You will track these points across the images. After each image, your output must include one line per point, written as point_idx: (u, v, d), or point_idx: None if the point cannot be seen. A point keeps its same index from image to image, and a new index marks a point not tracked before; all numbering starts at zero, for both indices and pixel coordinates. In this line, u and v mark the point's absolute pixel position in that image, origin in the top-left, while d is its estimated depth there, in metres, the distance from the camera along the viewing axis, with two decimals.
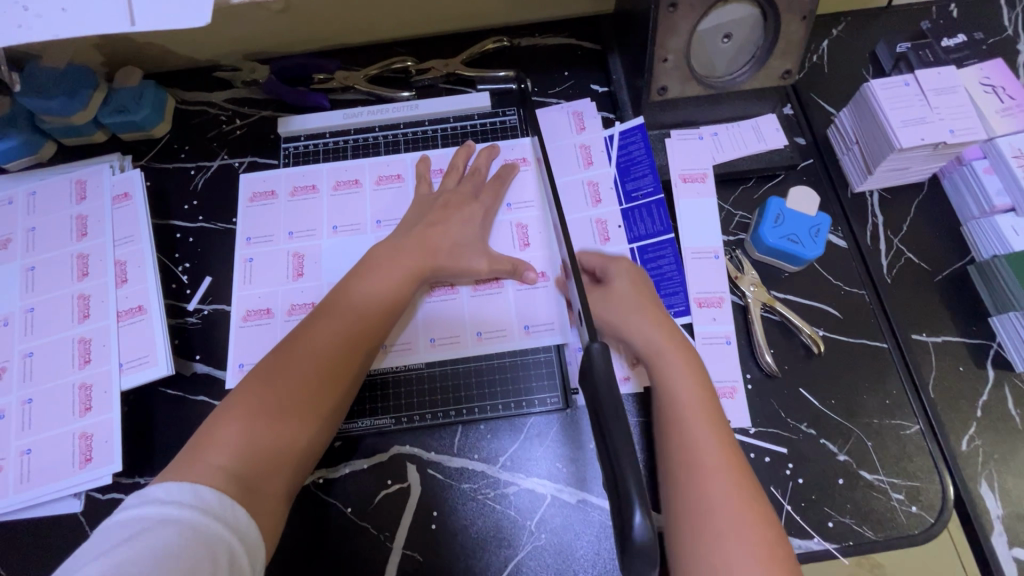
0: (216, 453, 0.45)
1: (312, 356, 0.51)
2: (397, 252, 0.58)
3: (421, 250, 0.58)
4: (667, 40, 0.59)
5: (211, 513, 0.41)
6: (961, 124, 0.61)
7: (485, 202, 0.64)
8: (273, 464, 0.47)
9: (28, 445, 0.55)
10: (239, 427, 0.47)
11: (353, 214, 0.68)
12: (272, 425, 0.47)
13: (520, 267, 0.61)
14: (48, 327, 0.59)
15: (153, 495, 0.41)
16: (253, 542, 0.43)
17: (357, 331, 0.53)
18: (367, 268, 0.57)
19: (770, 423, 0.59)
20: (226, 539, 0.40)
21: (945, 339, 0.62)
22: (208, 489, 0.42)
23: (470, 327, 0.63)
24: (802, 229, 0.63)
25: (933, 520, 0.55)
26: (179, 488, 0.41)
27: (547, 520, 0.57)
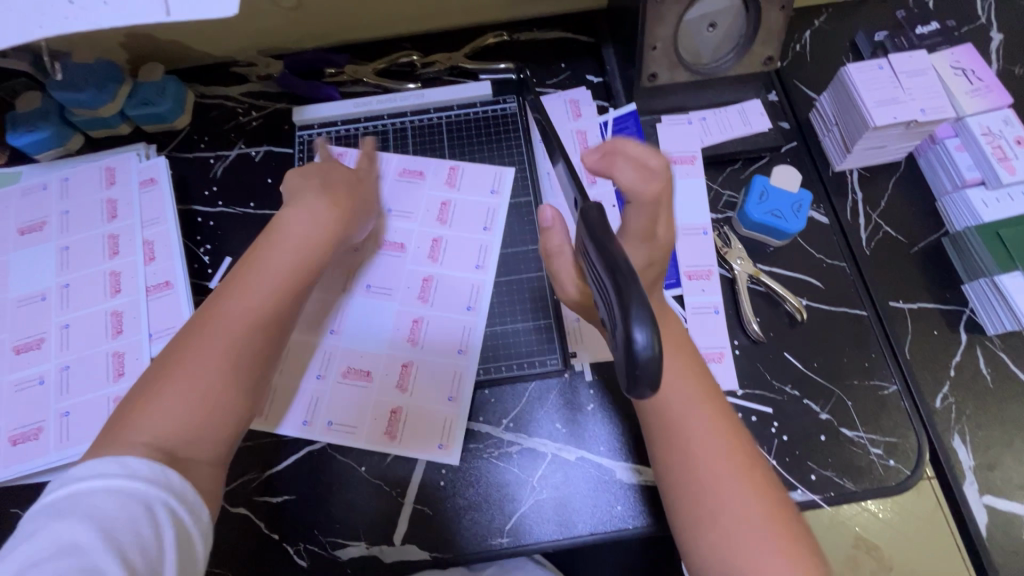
0: (136, 432, 0.42)
1: (233, 315, 0.49)
2: (313, 219, 0.56)
3: (359, 205, 0.61)
4: (655, 29, 0.64)
5: (144, 479, 0.39)
6: (932, 103, 0.65)
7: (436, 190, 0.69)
8: (187, 441, 0.44)
9: (67, 408, 0.59)
10: (158, 411, 0.44)
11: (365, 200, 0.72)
12: (171, 409, 0.44)
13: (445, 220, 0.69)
14: (82, 301, 0.64)
15: (72, 477, 0.38)
16: (195, 505, 0.41)
17: (278, 296, 0.52)
18: (274, 237, 0.54)
19: (756, 385, 0.63)
20: (165, 499, 0.39)
21: (920, 306, 0.66)
22: (136, 459, 0.40)
23: (459, 304, 0.67)
24: (784, 205, 0.67)
25: (909, 472, 0.59)
26: (103, 463, 0.39)
27: (548, 476, 0.61)
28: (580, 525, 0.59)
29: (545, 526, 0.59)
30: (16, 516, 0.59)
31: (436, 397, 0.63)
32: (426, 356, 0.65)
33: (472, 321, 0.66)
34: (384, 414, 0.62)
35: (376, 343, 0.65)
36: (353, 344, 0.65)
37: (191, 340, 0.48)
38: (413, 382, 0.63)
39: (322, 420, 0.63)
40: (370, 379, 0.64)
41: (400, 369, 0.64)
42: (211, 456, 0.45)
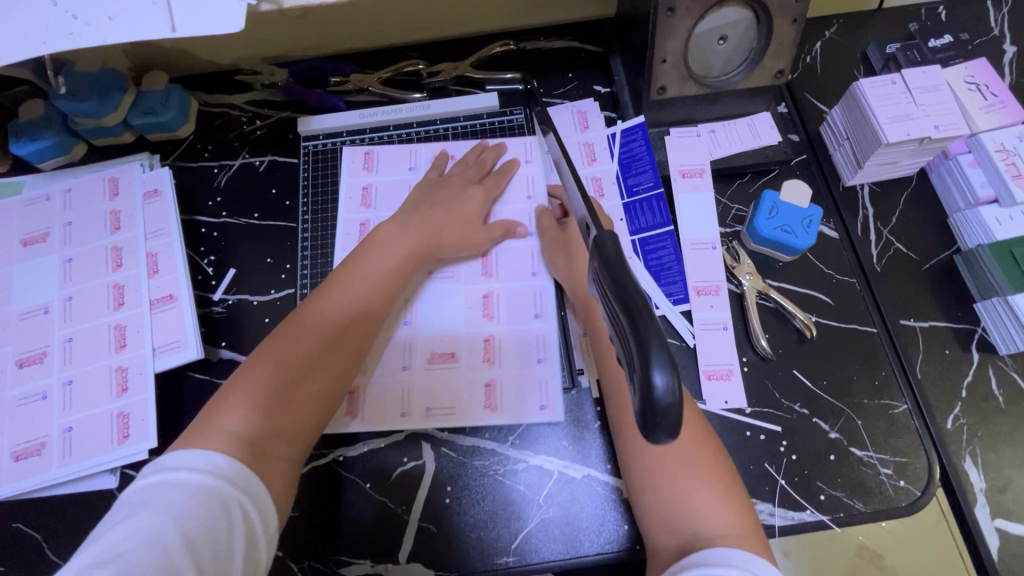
0: (224, 422, 0.48)
1: (331, 315, 0.57)
2: (404, 228, 0.64)
3: (427, 227, 0.65)
4: (665, 42, 0.63)
5: (224, 476, 0.45)
6: (945, 120, 0.64)
7: (487, 182, 0.70)
8: (281, 431, 0.51)
9: (70, 423, 0.59)
10: (258, 397, 0.51)
11: (389, 193, 0.73)
12: (281, 401, 0.51)
13: (512, 228, 0.69)
14: (85, 314, 0.63)
15: (166, 463, 0.44)
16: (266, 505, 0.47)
17: (372, 301, 0.60)
18: (374, 246, 0.63)
19: (765, 403, 0.63)
20: (238, 498, 0.44)
21: (932, 324, 0.65)
22: (220, 456, 0.45)
23: (526, 269, 0.68)
24: (794, 220, 0.67)
25: (919, 493, 0.59)
26: (193, 456, 0.45)
27: (555, 494, 0.60)
28: (587, 545, 0.58)
29: (552, 545, 0.59)
30: (18, 532, 0.59)
31: (527, 361, 0.64)
32: (505, 327, 0.66)
33: (541, 285, 0.68)
34: (480, 388, 0.63)
35: (453, 326, 0.66)
36: (430, 327, 0.66)
37: (295, 330, 0.56)
38: (500, 352, 0.65)
39: (419, 408, 0.63)
40: (455, 360, 0.65)
41: (483, 345, 0.65)
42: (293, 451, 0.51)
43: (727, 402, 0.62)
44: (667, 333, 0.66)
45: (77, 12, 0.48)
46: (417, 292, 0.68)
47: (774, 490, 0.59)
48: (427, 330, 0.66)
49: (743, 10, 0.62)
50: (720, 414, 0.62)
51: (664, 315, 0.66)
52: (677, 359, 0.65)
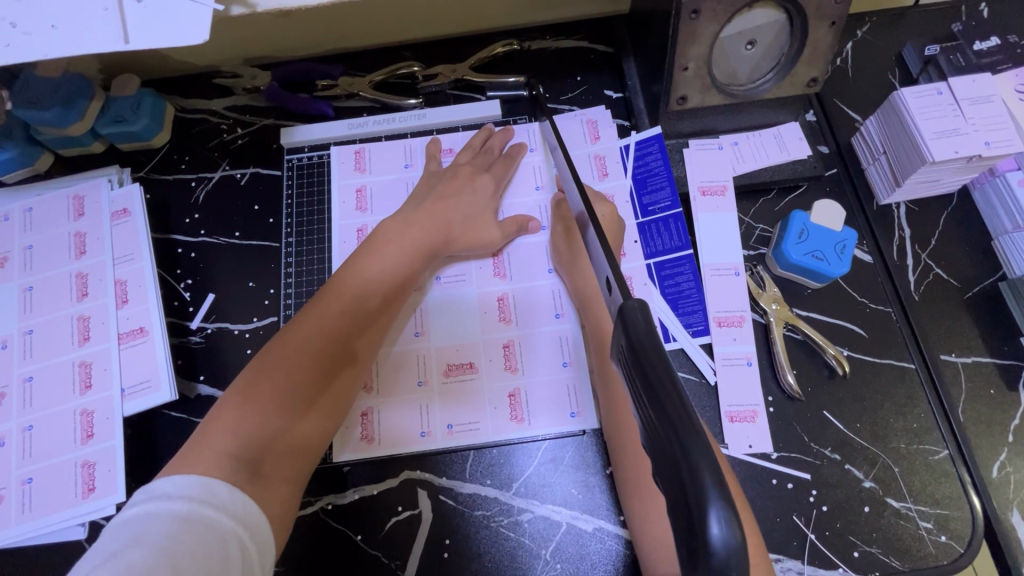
0: (219, 440, 0.45)
1: (333, 320, 0.53)
2: (409, 225, 0.61)
3: (434, 224, 0.61)
4: (687, 48, 0.56)
5: (222, 508, 0.41)
6: (997, 136, 0.58)
7: (495, 171, 0.66)
8: (280, 448, 0.48)
9: (29, 474, 0.53)
10: (252, 414, 0.47)
11: (386, 193, 0.68)
12: (280, 414, 0.48)
13: (524, 223, 0.64)
14: (47, 350, 0.57)
15: (160, 491, 0.40)
16: (264, 536, 0.43)
17: (375, 307, 0.56)
18: (377, 245, 0.59)
19: (793, 448, 0.57)
20: (237, 531, 0.40)
21: (975, 360, 0.60)
22: (219, 483, 0.42)
23: (541, 267, 0.64)
24: (827, 245, 0.61)
25: (962, 549, 0.53)
26: (187, 483, 0.41)
27: (563, 548, 0.55)
28: None
29: None
30: None
31: (551, 366, 0.60)
32: (525, 329, 0.61)
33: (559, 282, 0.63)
34: (503, 399, 0.59)
35: (469, 332, 0.61)
36: (441, 335, 0.61)
37: (295, 337, 0.52)
38: (521, 359, 0.60)
39: (440, 425, 0.59)
40: (475, 370, 0.60)
41: (502, 351, 0.60)
42: (293, 469, 0.49)
43: (751, 447, 0.57)
44: (686, 368, 0.60)
45: (29, 27, 0.41)
46: (426, 295, 0.63)
47: (803, 547, 0.54)
48: (438, 333, 0.61)
49: (774, 11, 0.56)
50: (744, 460, 0.57)
51: (682, 348, 0.61)
52: (696, 396, 0.59)
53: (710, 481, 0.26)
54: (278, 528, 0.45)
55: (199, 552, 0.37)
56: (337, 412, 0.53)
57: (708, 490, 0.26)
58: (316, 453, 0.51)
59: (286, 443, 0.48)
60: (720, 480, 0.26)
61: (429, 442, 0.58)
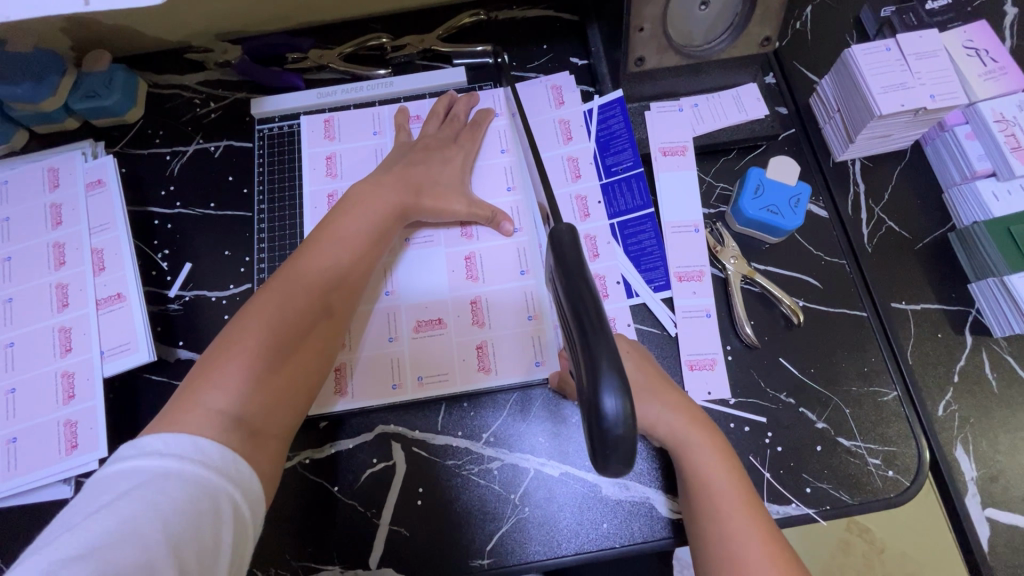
0: (210, 398, 0.45)
1: (312, 280, 0.54)
2: (379, 186, 0.60)
3: (404, 186, 0.61)
4: (642, 9, 0.58)
5: (214, 467, 0.41)
6: (942, 89, 0.60)
7: (466, 144, 0.67)
8: (272, 402, 0.48)
9: (14, 433, 0.55)
10: (237, 374, 0.47)
11: (356, 161, 0.69)
12: (269, 370, 0.49)
13: (497, 216, 0.64)
14: (27, 317, 0.59)
15: (152, 447, 0.40)
16: (254, 494, 0.43)
17: (353, 264, 0.56)
18: (351, 206, 0.58)
19: (751, 394, 0.60)
20: (229, 491, 0.40)
21: (924, 306, 0.62)
22: (209, 443, 0.42)
23: None
24: (781, 200, 0.63)
25: (908, 483, 0.56)
26: (177, 441, 0.41)
27: (531, 493, 0.58)
28: (565, 545, 0.56)
29: (528, 546, 0.56)
30: None
31: (516, 319, 0.62)
32: (492, 286, 0.63)
33: (525, 242, 0.65)
34: (472, 352, 0.61)
35: (438, 291, 0.63)
36: (411, 294, 0.63)
37: (275, 296, 0.52)
38: (488, 313, 0.62)
39: (411, 377, 0.61)
40: (444, 326, 0.62)
41: (470, 307, 0.63)
42: (285, 421, 0.49)
43: (710, 393, 0.59)
44: (648, 322, 0.63)
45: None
46: (397, 258, 0.65)
47: (758, 485, 0.57)
48: (409, 292, 0.63)
49: None
50: (703, 406, 0.59)
51: (644, 303, 0.63)
52: (657, 348, 0.62)
53: (607, 368, 0.32)
54: (269, 481, 0.46)
55: (189, 510, 0.37)
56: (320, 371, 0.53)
57: (606, 374, 0.32)
58: (305, 406, 0.52)
59: (277, 398, 0.49)
60: (616, 367, 0.33)
61: (399, 395, 0.61)
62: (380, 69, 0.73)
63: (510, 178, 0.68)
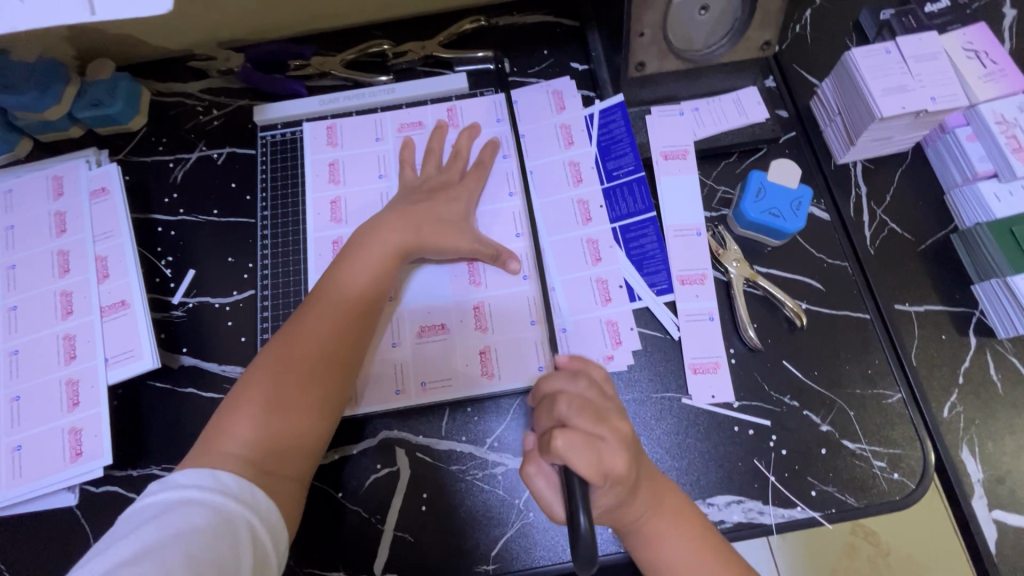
0: (228, 444, 0.47)
1: (329, 314, 0.54)
2: (396, 216, 0.60)
3: (421, 215, 0.60)
4: (643, 14, 0.58)
5: (232, 495, 0.43)
6: (942, 91, 0.60)
7: (467, 183, 0.65)
8: (287, 444, 0.49)
9: (19, 441, 0.56)
10: (256, 413, 0.48)
11: (358, 171, 0.69)
12: (282, 413, 0.49)
13: (503, 256, 0.63)
14: (32, 324, 0.59)
15: (176, 481, 0.43)
16: (273, 521, 0.45)
17: (364, 300, 0.56)
18: (367, 237, 0.58)
19: (755, 397, 0.60)
20: (247, 518, 0.43)
21: (927, 308, 0.62)
22: (228, 475, 0.44)
23: (509, 231, 0.66)
24: (783, 203, 0.63)
25: (914, 485, 0.56)
26: (197, 474, 0.43)
27: (536, 498, 0.58)
28: (569, 550, 0.56)
29: (532, 552, 0.56)
30: None
31: (519, 324, 0.62)
32: (495, 290, 0.63)
33: (527, 246, 0.65)
34: (475, 357, 0.61)
35: (441, 297, 0.63)
36: (417, 302, 0.63)
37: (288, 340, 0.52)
38: (491, 318, 0.62)
39: (415, 383, 0.61)
40: (446, 331, 0.62)
41: (473, 312, 0.63)
42: (301, 457, 0.50)
43: (714, 397, 0.59)
44: (651, 326, 0.63)
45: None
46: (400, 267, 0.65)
47: (762, 488, 0.57)
48: (416, 303, 0.63)
49: None
50: (707, 410, 0.59)
51: (647, 307, 0.63)
52: (661, 353, 0.62)
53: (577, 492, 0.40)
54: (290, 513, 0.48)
55: (208, 536, 0.40)
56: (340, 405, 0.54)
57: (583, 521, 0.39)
58: (323, 441, 0.52)
59: (292, 438, 0.49)
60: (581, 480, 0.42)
61: (400, 400, 0.60)
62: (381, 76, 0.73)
63: (511, 183, 0.67)
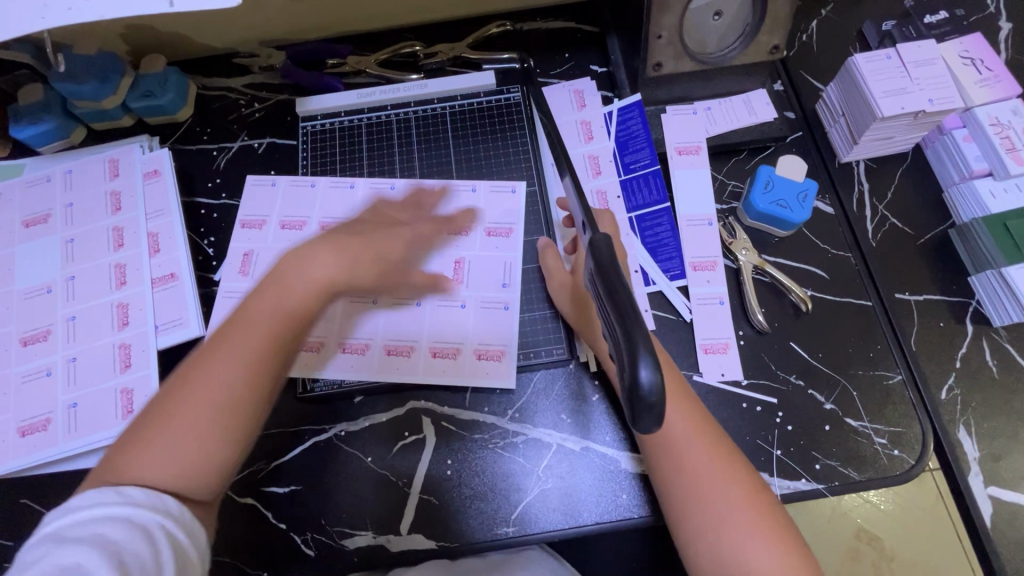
0: (135, 468, 0.43)
1: (246, 338, 0.47)
2: (317, 251, 0.49)
3: (351, 254, 0.49)
4: (660, 17, 0.63)
5: (142, 505, 0.41)
6: (939, 94, 0.64)
7: (419, 226, 0.53)
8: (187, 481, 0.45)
9: (74, 399, 0.60)
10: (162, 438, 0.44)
11: (299, 208, 0.72)
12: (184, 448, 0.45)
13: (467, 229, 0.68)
14: (88, 293, 0.64)
15: (71, 505, 0.40)
16: (191, 525, 0.43)
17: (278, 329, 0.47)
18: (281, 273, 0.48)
19: (761, 375, 0.63)
20: (162, 523, 0.41)
21: (926, 297, 0.66)
22: (134, 488, 0.42)
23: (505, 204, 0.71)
24: (790, 195, 0.67)
25: (913, 462, 0.59)
26: (101, 491, 0.41)
27: (554, 466, 0.61)
28: (585, 515, 0.59)
29: (550, 516, 0.60)
30: (25, 506, 0.60)
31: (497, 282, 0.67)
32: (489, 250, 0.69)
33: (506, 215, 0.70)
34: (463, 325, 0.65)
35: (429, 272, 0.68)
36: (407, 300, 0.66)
37: (197, 370, 0.47)
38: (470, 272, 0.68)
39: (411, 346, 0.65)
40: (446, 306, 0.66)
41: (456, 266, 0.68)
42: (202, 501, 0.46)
43: (724, 375, 0.63)
44: (664, 308, 0.66)
45: (72, 3, 0.47)
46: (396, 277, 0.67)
47: (769, 461, 0.60)
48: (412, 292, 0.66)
49: None
50: (717, 386, 0.63)
51: (661, 291, 0.67)
52: (673, 333, 0.65)
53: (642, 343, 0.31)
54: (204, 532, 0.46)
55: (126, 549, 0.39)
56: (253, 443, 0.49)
57: (641, 347, 0.31)
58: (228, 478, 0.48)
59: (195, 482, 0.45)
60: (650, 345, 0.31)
61: (516, 307, 0.66)
62: (412, 76, 0.78)
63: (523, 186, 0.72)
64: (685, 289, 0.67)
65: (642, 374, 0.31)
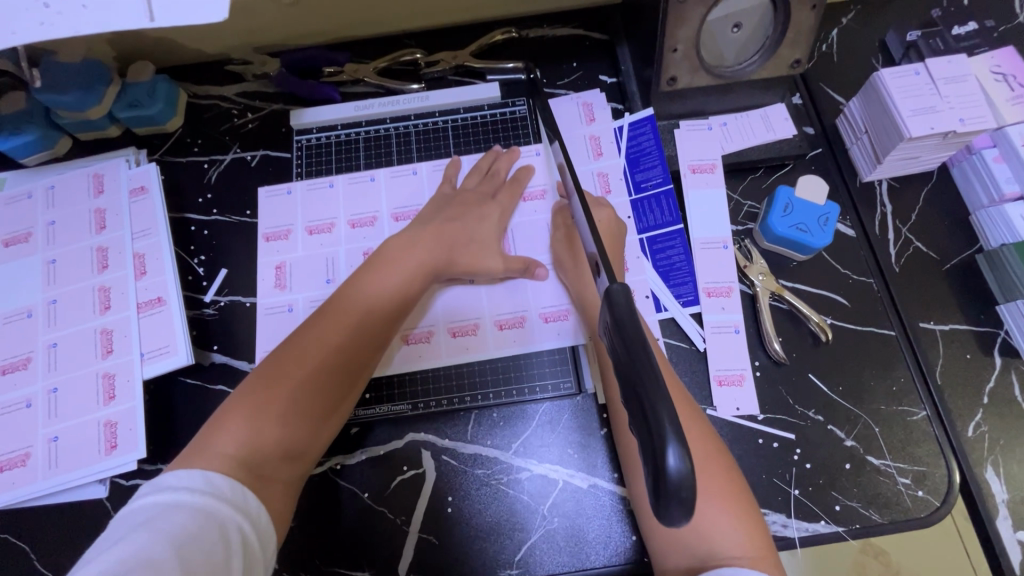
0: (225, 443, 0.45)
1: (347, 318, 0.54)
2: (414, 244, 0.60)
3: (438, 241, 0.61)
4: (676, 30, 0.59)
5: (222, 497, 0.42)
6: (971, 113, 0.61)
7: (502, 200, 0.66)
8: (277, 457, 0.47)
9: (55, 433, 0.57)
10: (259, 411, 0.48)
11: (324, 210, 0.69)
12: (279, 419, 0.48)
13: (531, 266, 0.63)
14: (69, 318, 0.61)
15: (164, 484, 0.41)
16: (262, 525, 0.43)
17: (382, 309, 0.56)
18: (386, 259, 0.59)
19: (779, 410, 0.60)
20: (237, 520, 0.41)
21: (952, 327, 0.63)
22: (219, 476, 0.43)
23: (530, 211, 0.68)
24: (810, 218, 0.64)
25: (938, 504, 0.56)
26: (191, 475, 0.42)
27: (560, 504, 0.58)
28: (593, 557, 0.56)
29: (556, 558, 0.57)
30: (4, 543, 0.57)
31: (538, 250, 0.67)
32: (531, 222, 0.68)
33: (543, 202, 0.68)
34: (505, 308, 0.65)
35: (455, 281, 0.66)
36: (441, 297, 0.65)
37: (297, 348, 0.52)
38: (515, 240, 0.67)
39: (455, 332, 0.64)
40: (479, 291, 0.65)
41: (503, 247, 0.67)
42: (290, 472, 0.49)
43: (739, 409, 0.60)
44: (676, 336, 0.63)
45: (44, 18, 0.42)
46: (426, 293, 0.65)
47: (786, 501, 0.57)
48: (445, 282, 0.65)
49: None
50: (732, 421, 0.60)
51: (673, 318, 0.64)
52: (686, 363, 0.62)
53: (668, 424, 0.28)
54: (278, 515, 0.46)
55: (201, 539, 0.38)
56: (336, 420, 0.53)
57: (669, 431, 0.28)
58: (313, 452, 0.51)
59: (287, 447, 0.48)
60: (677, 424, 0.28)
61: None
62: (413, 85, 0.75)
63: (540, 187, 0.69)
64: (698, 316, 0.64)
65: (667, 463, 0.28)
